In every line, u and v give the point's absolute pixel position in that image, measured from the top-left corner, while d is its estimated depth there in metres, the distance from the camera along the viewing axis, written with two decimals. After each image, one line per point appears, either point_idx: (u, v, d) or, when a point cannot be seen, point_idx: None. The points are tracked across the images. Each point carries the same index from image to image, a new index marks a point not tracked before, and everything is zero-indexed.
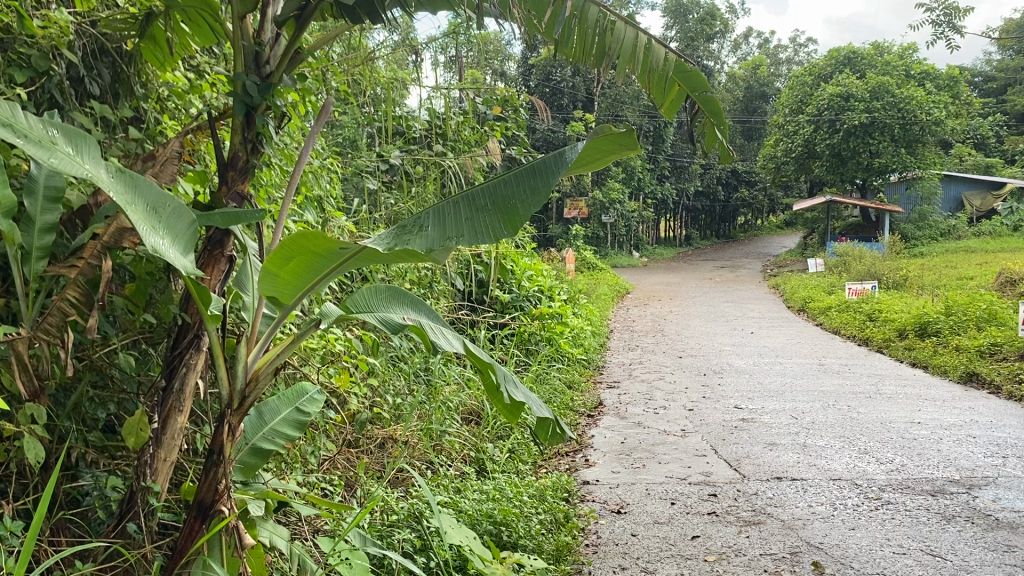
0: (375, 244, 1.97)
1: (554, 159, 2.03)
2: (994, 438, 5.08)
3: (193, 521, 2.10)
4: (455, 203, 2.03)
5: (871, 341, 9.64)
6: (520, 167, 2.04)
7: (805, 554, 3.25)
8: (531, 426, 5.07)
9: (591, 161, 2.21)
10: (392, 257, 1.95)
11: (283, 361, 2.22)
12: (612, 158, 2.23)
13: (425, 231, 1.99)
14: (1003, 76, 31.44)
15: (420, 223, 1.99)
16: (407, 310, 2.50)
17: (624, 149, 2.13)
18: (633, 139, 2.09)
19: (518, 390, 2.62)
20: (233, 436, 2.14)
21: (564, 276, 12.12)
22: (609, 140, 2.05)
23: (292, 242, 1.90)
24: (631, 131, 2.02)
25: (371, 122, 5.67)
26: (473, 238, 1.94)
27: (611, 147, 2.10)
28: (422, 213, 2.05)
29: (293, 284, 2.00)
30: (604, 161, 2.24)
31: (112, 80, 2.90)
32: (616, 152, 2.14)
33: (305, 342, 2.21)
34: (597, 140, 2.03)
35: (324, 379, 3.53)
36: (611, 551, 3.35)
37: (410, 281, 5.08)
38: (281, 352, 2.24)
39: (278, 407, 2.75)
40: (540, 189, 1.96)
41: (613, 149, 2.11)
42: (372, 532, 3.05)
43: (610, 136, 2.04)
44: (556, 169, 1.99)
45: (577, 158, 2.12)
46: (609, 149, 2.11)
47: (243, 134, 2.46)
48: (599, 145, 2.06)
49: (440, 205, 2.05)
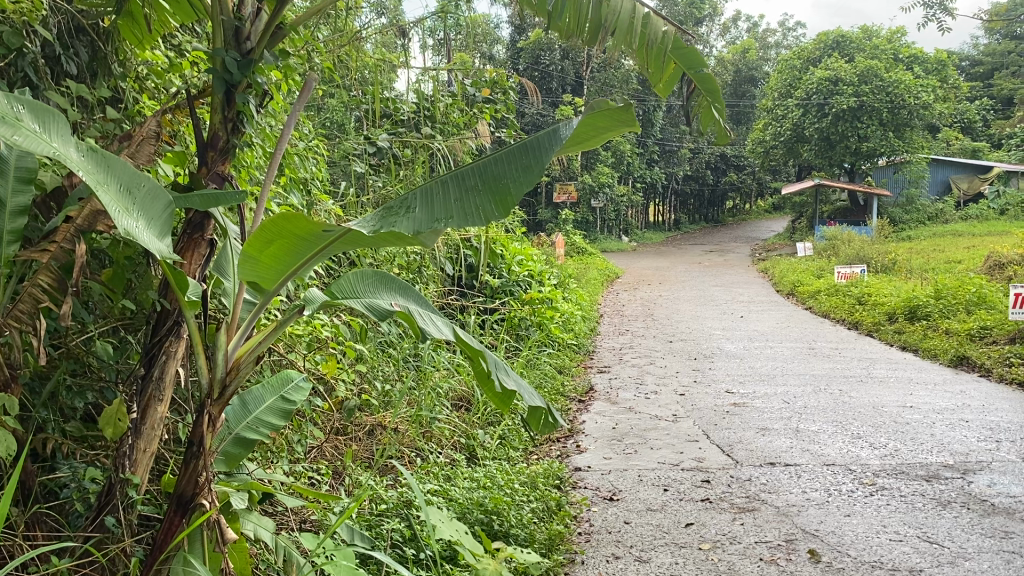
0: (360, 227, 1.86)
1: (548, 137, 1.95)
2: (987, 422, 5.06)
3: (172, 516, 2.02)
4: (443, 184, 1.94)
5: (861, 324, 9.62)
6: (512, 146, 1.97)
7: (800, 541, 3.20)
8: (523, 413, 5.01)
9: (587, 138, 2.14)
10: (378, 239, 1.84)
11: (265, 348, 2.11)
12: (609, 136, 2.17)
13: (412, 213, 1.88)
14: (990, 60, 31.60)
15: (407, 206, 1.89)
16: (395, 295, 2.41)
17: (623, 127, 2.07)
18: (632, 116, 2.03)
19: (511, 379, 2.53)
20: (214, 427, 2.05)
21: (553, 260, 12.06)
22: (607, 117, 1.99)
23: (272, 225, 1.80)
24: (631, 107, 1.97)
25: (358, 104, 5.57)
26: (463, 220, 1.84)
27: (610, 124, 2.04)
28: (408, 196, 1.95)
29: (274, 269, 1.91)
30: (599, 139, 2.18)
31: (89, 59, 2.79)
32: (614, 129, 2.08)
33: (287, 328, 2.12)
34: (593, 115, 1.97)
35: (310, 366, 3.44)
36: (604, 540, 3.30)
37: (399, 265, 5.00)
38: (263, 339, 2.14)
39: (262, 395, 2.68)
40: (532, 168, 1.89)
41: (611, 127, 2.05)
42: (361, 522, 2.98)
43: (608, 113, 1.98)
44: (552, 145, 1.92)
45: (574, 135, 2.06)
46: (607, 127, 2.05)
47: (223, 112, 2.37)
48: (596, 121, 2.00)
49: (426, 187, 1.96)
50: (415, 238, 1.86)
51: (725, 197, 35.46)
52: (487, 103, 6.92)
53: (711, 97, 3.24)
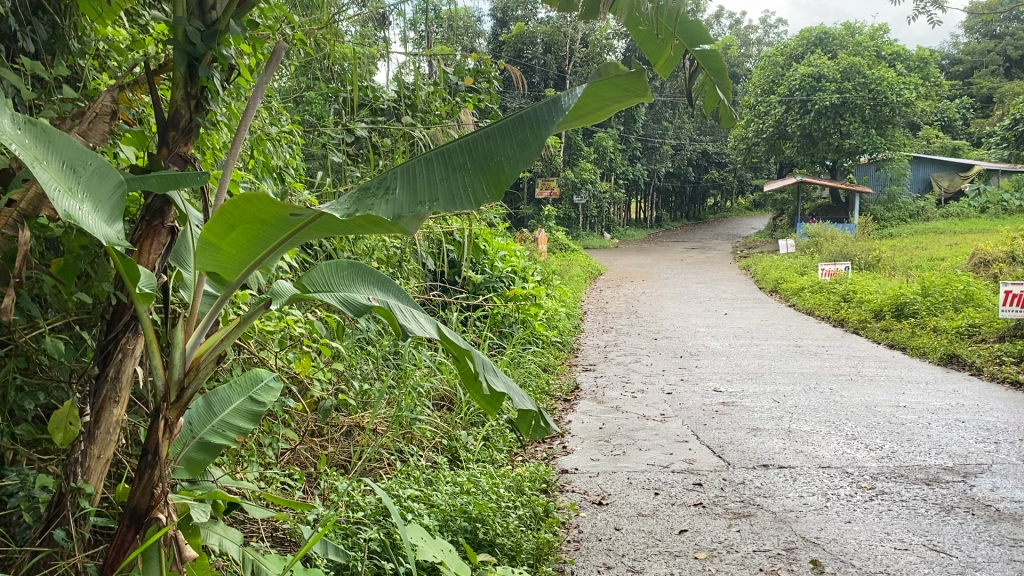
0: (333, 211, 1.66)
1: (547, 107, 1.79)
2: (984, 422, 4.94)
3: (125, 530, 1.82)
4: (428, 160, 1.75)
5: (847, 322, 9.52)
6: (505, 120, 1.80)
7: (801, 550, 3.04)
8: (508, 413, 4.82)
9: (589, 111, 2.10)
10: (353, 225, 1.63)
11: (227, 347, 1.90)
12: (613, 110, 2.15)
13: (392, 194, 1.68)
14: (969, 59, 31.76)
15: (386, 186, 1.68)
16: (373, 290, 2.22)
17: (632, 99, 2.07)
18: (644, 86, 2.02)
19: (499, 380, 2.34)
20: (171, 433, 1.83)
21: (536, 256, 11.88)
22: (616, 85, 1.97)
23: (233, 208, 1.58)
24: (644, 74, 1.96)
25: (337, 93, 5.35)
26: (449, 203, 1.65)
27: (617, 94, 2.02)
28: (387, 175, 1.75)
29: (237, 257, 1.69)
30: (601, 114, 2.15)
31: (47, 36, 2.56)
32: (621, 101, 2.07)
33: (251, 325, 1.91)
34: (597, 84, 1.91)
35: (282, 364, 3.26)
36: (594, 548, 3.12)
37: (378, 259, 4.81)
38: (225, 336, 1.92)
39: (229, 396, 2.50)
40: (529, 145, 1.72)
41: (616, 98, 2.04)
42: (337, 531, 2.82)
43: (614, 81, 1.97)
44: (551, 116, 1.76)
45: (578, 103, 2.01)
46: (613, 97, 2.03)
47: (185, 88, 2.17)
48: (604, 89, 1.98)
49: (408, 164, 1.76)
50: (394, 223, 1.66)
51: (707, 193, 35.42)
52: (470, 93, 6.72)
53: (717, 76, 3.04)
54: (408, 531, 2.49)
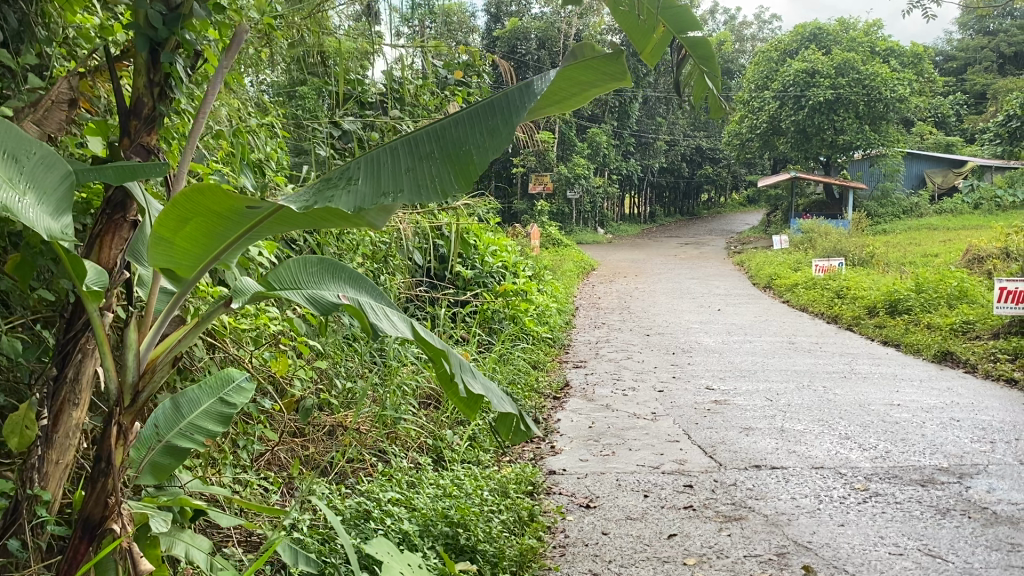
0: (293, 203, 1.56)
1: (519, 93, 1.71)
2: (978, 421, 4.86)
3: (78, 542, 1.71)
4: (393, 149, 1.66)
5: (840, 318, 9.45)
6: (475, 107, 1.72)
7: (794, 556, 2.95)
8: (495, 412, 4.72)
9: (566, 99, 2.05)
10: (314, 218, 1.54)
11: (186, 347, 1.81)
12: (592, 95, 2.12)
13: (355, 185, 1.59)
14: (963, 55, 31.73)
15: (349, 177, 1.59)
16: (344, 287, 2.12)
17: (612, 84, 2.03)
18: (623, 72, 1.99)
19: (477, 381, 2.26)
20: (125, 439, 1.73)
21: (528, 252, 11.75)
22: (592, 68, 1.95)
23: (186, 200, 1.49)
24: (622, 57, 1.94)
25: (323, 85, 5.23)
26: (414, 194, 1.56)
27: (594, 79, 1.99)
28: (350, 165, 1.66)
29: (193, 253, 1.60)
30: (579, 101, 2.10)
31: (15, 24, 2.31)
32: (599, 85, 2.04)
33: (210, 324, 1.82)
34: (568, 69, 1.87)
35: (258, 364, 3.16)
36: (580, 554, 3.03)
37: (363, 255, 4.70)
38: (184, 337, 1.83)
39: (199, 397, 2.40)
40: (500, 132, 1.64)
41: (594, 83, 2.00)
42: (313, 536, 2.72)
43: (591, 64, 1.94)
44: (523, 102, 1.68)
45: (555, 89, 1.96)
46: (590, 82, 2.00)
47: (148, 76, 2.05)
48: (581, 73, 1.96)
49: (372, 154, 1.67)
50: (358, 216, 1.57)
51: (700, 189, 35.32)
52: (460, 86, 6.61)
53: (705, 65, 2.92)
54: (374, 545, 2.36)
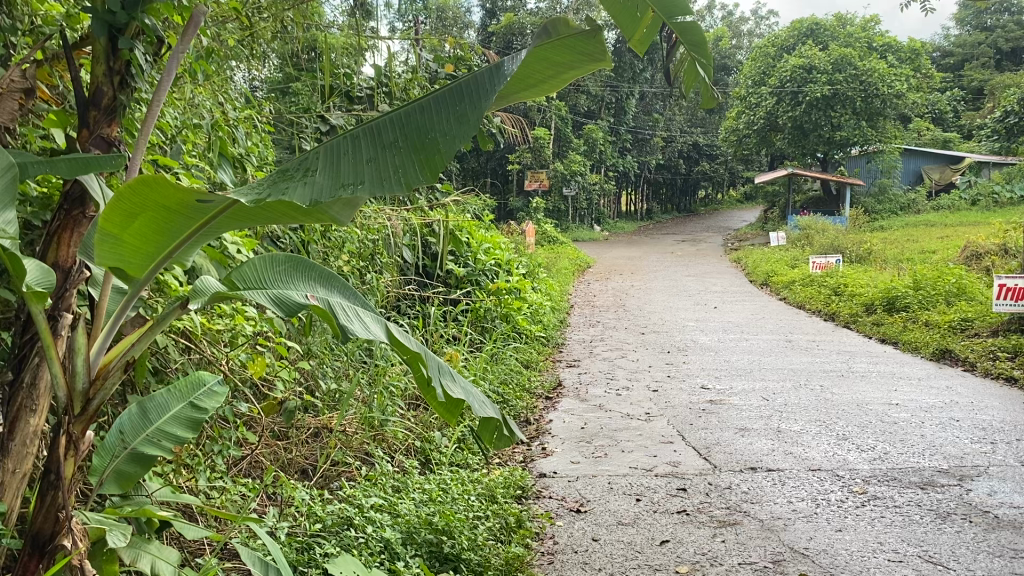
0: (247, 196, 1.48)
1: (488, 75, 1.64)
2: (979, 421, 4.76)
3: (28, 559, 1.61)
4: (353, 138, 1.59)
5: (838, 315, 9.36)
6: (441, 91, 1.65)
7: (789, 563, 2.84)
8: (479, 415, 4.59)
9: (543, 83, 2.05)
10: (269, 210, 1.46)
11: (139, 353, 1.72)
12: (569, 77, 2.08)
13: (313, 176, 1.52)
14: (961, 51, 31.70)
15: (307, 167, 1.52)
16: (315, 286, 2.01)
17: (588, 64, 2.02)
18: (602, 52, 1.99)
19: (457, 385, 2.16)
20: (76, 450, 1.63)
21: (523, 250, 11.61)
22: (569, 47, 1.93)
23: (133, 194, 1.40)
24: (602, 37, 1.93)
25: (310, 81, 5.11)
26: (376, 185, 1.49)
27: (572, 58, 1.97)
28: (309, 155, 1.59)
29: (143, 252, 1.51)
30: (555, 84, 2.10)
31: None
32: (574, 66, 2.01)
33: (166, 327, 1.74)
34: (539, 47, 1.81)
35: (236, 366, 3.05)
36: (569, 562, 2.93)
37: (350, 253, 4.58)
38: (137, 341, 1.75)
39: (167, 401, 2.26)
40: (467, 117, 1.57)
41: (570, 62, 1.99)
42: (291, 544, 2.62)
43: (569, 42, 1.92)
44: (492, 85, 1.62)
45: (532, 71, 1.95)
46: (564, 62, 1.97)
47: (107, 63, 1.95)
48: (558, 52, 1.94)
49: (333, 142, 1.61)
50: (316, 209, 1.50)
51: (698, 186, 35.18)
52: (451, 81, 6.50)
53: (697, 52, 2.82)
54: (338, 563, 2.29)
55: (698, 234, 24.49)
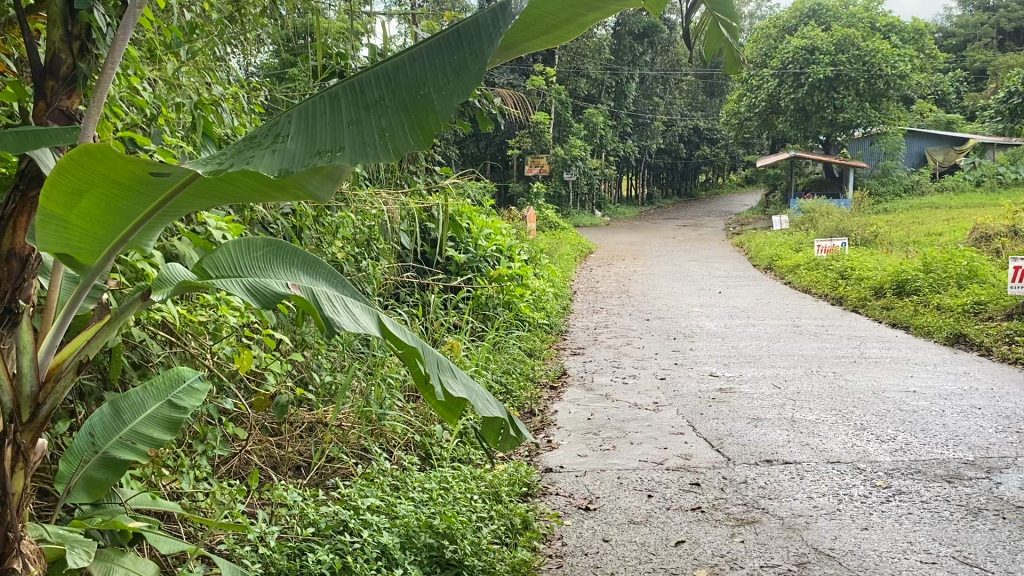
0: (207, 166, 1.33)
1: (486, 22, 1.45)
2: (1001, 409, 4.57)
3: None
4: (333, 98, 1.41)
5: (846, 299, 9.15)
6: (434, 42, 1.46)
7: (815, 566, 2.66)
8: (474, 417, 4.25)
9: (562, 24, 1.86)
10: (232, 183, 1.31)
11: (94, 350, 1.54)
12: (590, 19, 1.87)
13: (285, 143, 1.35)
14: (963, 31, 31.30)
15: (277, 134, 1.35)
16: (297, 273, 1.82)
17: (610, 5, 1.80)
18: None
19: (458, 381, 1.98)
20: (25, 461, 1.47)
21: (524, 236, 11.35)
22: None
23: (80, 170, 1.25)
24: None
25: (301, 60, 4.88)
26: (357, 152, 1.31)
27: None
28: (284, 119, 1.42)
29: (94, 234, 1.37)
30: (578, 26, 1.89)
31: None
32: (594, 8, 1.79)
33: (125, 321, 1.56)
34: None
35: (221, 359, 2.85)
36: (579, 565, 2.75)
37: (345, 239, 4.37)
38: (92, 337, 1.57)
39: (142, 401, 2.05)
40: (462, 72, 1.37)
41: (588, 4, 1.77)
42: (282, 551, 2.43)
43: None
44: (493, 31, 1.42)
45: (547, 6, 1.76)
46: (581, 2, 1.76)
47: (65, 27, 1.74)
48: None
49: (311, 104, 1.43)
50: (287, 178, 1.33)
51: (698, 169, 34.90)
52: None
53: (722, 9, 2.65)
54: None
55: (699, 218, 24.26)
